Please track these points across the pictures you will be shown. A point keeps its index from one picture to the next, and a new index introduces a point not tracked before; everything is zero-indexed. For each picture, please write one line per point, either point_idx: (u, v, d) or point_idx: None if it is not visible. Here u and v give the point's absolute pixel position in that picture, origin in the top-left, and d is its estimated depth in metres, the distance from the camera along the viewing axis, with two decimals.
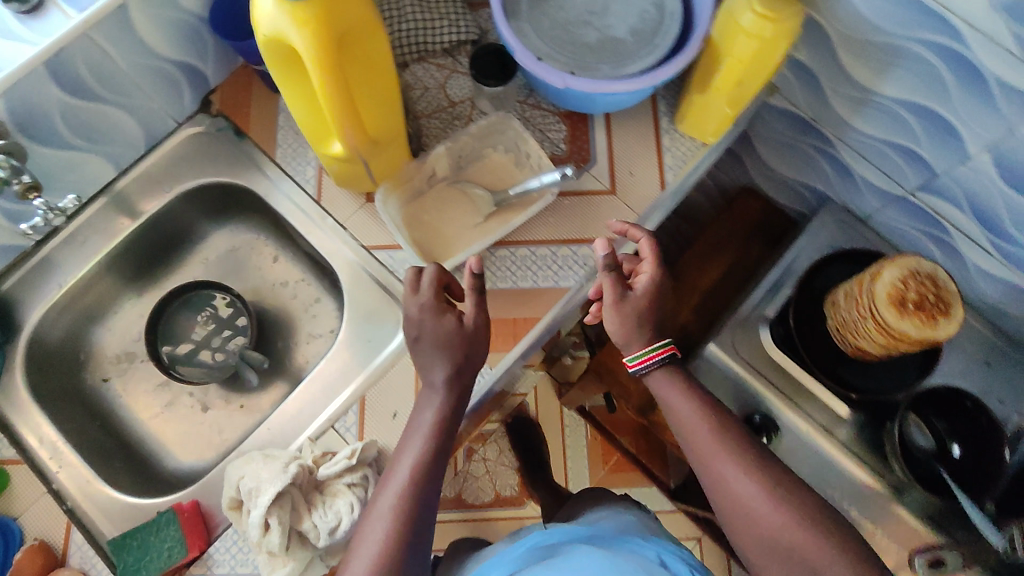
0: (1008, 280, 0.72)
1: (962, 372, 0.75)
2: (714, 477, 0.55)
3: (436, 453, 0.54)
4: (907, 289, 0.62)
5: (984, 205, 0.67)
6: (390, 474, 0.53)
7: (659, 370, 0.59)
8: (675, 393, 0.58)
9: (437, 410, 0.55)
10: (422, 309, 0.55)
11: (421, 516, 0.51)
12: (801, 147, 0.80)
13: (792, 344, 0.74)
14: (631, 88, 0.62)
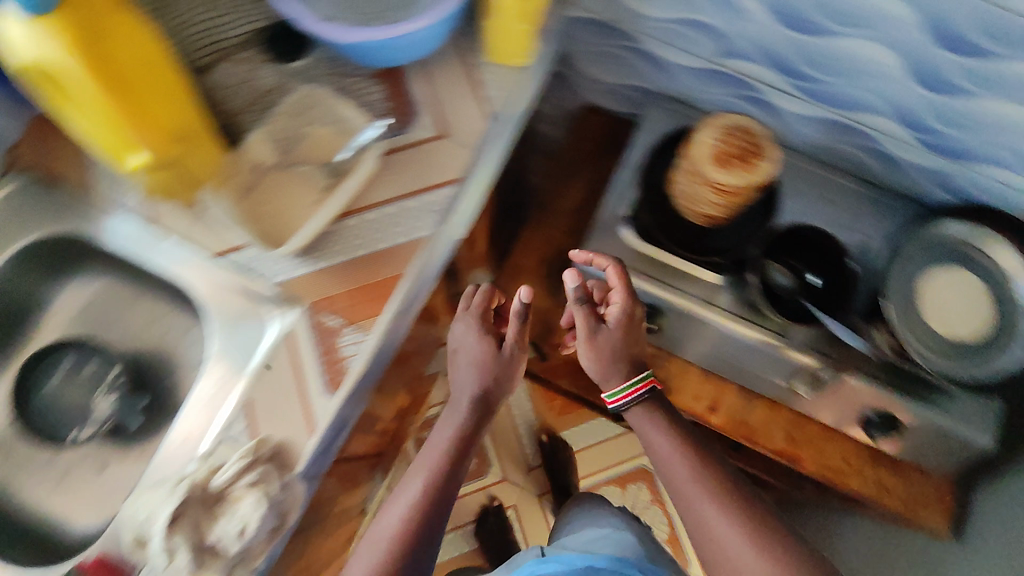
0: (819, 116, 0.79)
1: (804, 212, 0.81)
2: (690, 512, 0.68)
3: (448, 476, 0.72)
4: (725, 146, 0.67)
5: (771, 51, 0.72)
6: (422, 461, 0.74)
7: (638, 407, 0.76)
8: (649, 424, 0.74)
9: (464, 426, 0.76)
10: (467, 328, 0.80)
11: (426, 531, 0.69)
12: (614, 50, 0.84)
13: (654, 232, 0.78)
14: (428, 22, 0.64)
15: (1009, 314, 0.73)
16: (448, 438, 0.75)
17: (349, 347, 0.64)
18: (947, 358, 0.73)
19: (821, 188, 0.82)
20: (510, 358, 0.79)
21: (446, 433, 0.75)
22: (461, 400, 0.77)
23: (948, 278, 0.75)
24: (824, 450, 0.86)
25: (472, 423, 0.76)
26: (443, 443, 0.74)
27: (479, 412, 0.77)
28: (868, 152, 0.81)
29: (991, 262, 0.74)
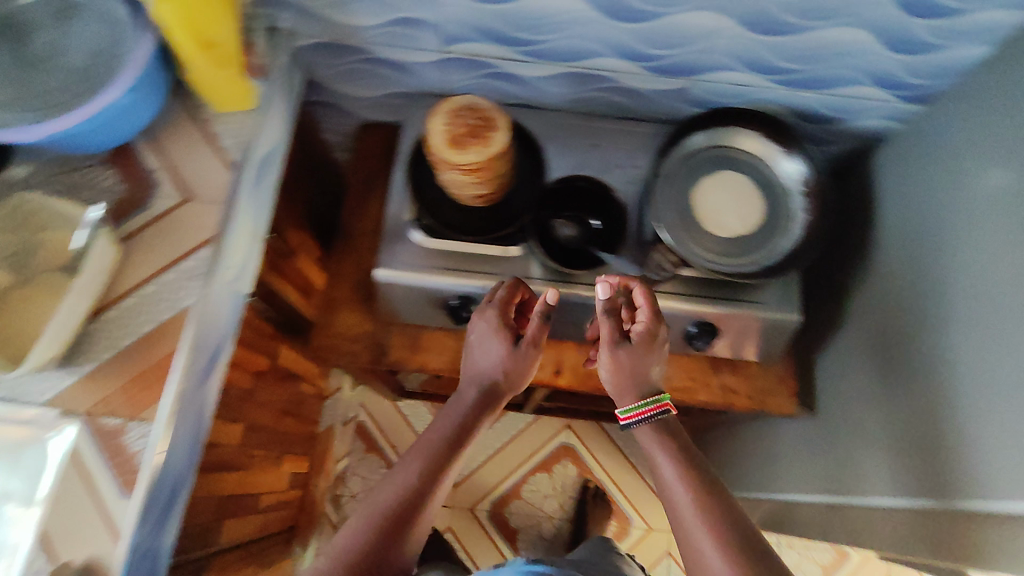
0: (558, 72, 0.79)
1: (579, 163, 0.83)
2: (691, 554, 0.59)
3: (436, 470, 0.68)
4: (456, 128, 0.67)
5: (480, 25, 0.72)
6: (417, 451, 0.70)
7: (644, 424, 0.68)
8: (656, 444, 0.67)
9: (463, 417, 0.73)
10: (490, 325, 0.74)
11: (405, 521, 0.63)
12: (356, 66, 0.82)
13: (441, 227, 0.77)
14: (116, 89, 0.62)
15: (775, 199, 0.79)
16: (450, 428, 0.72)
17: (137, 442, 0.61)
18: (734, 256, 0.77)
19: (589, 136, 0.84)
20: (526, 354, 0.75)
21: (449, 423, 0.73)
22: (469, 382, 0.76)
23: (720, 182, 0.80)
24: (671, 374, 0.86)
25: (476, 412, 0.74)
26: (445, 435, 0.71)
27: (480, 399, 0.74)
28: (617, 92, 0.82)
29: (751, 158, 0.80)
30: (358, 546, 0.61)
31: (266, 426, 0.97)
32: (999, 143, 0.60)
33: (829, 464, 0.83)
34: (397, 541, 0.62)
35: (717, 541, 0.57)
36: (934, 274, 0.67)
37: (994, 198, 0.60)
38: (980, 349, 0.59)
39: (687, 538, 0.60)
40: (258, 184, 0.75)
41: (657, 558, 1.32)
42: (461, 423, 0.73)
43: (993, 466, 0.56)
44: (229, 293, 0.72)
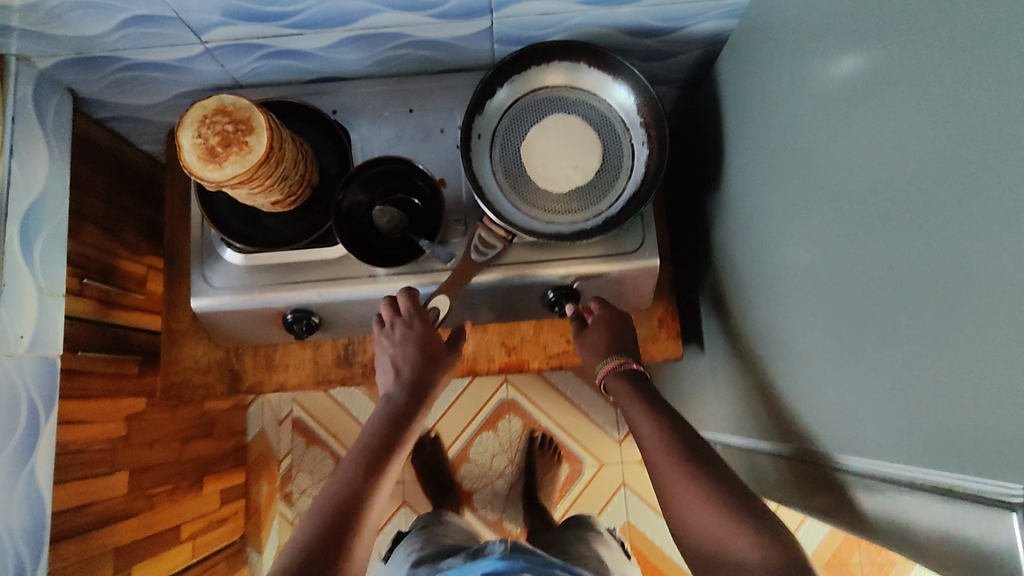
0: (342, 39, 0.67)
1: (399, 135, 0.74)
2: (680, 503, 0.57)
3: (370, 473, 0.62)
4: (208, 139, 0.58)
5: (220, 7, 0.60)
6: (352, 455, 0.64)
7: (612, 377, 0.68)
8: (633, 400, 0.66)
9: (394, 414, 0.67)
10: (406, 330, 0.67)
11: (347, 527, 0.58)
12: (120, 76, 0.71)
13: (249, 239, 0.70)
14: None
15: (611, 138, 0.70)
16: (384, 428, 0.66)
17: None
18: (573, 213, 0.69)
19: (403, 101, 0.75)
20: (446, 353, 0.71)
21: (381, 423, 0.67)
22: (393, 382, 0.70)
23: (550, 130, 0.70)
24: (546, 341, 0.81)
25: (408, 408, 0.68)
26: (376, 440, 0.65)
27: (411, 398, 0.69)
28: (421, 47, 0.70)
29: (579, 94, 0.71)
30: (299, 552, 0.55)
31: (164, 461, 0.94)
32: (822, 47, 0.51)
33: (723, 401, 0.80)
34: (340, 544, 0.56)
35: (705, 503, 0.56)
36: (781, 202, 0.60)
37: (825, 113, 0.52)
38: (821, 288, 0.54)
39: (675, 499, 0.58)
40: (31, 242, 0.67)
41: (614, 491, 1.33)
42: (393, 421, 0.67)
43: (846, 417, 0.52)
44: (31, 366, 0.66)
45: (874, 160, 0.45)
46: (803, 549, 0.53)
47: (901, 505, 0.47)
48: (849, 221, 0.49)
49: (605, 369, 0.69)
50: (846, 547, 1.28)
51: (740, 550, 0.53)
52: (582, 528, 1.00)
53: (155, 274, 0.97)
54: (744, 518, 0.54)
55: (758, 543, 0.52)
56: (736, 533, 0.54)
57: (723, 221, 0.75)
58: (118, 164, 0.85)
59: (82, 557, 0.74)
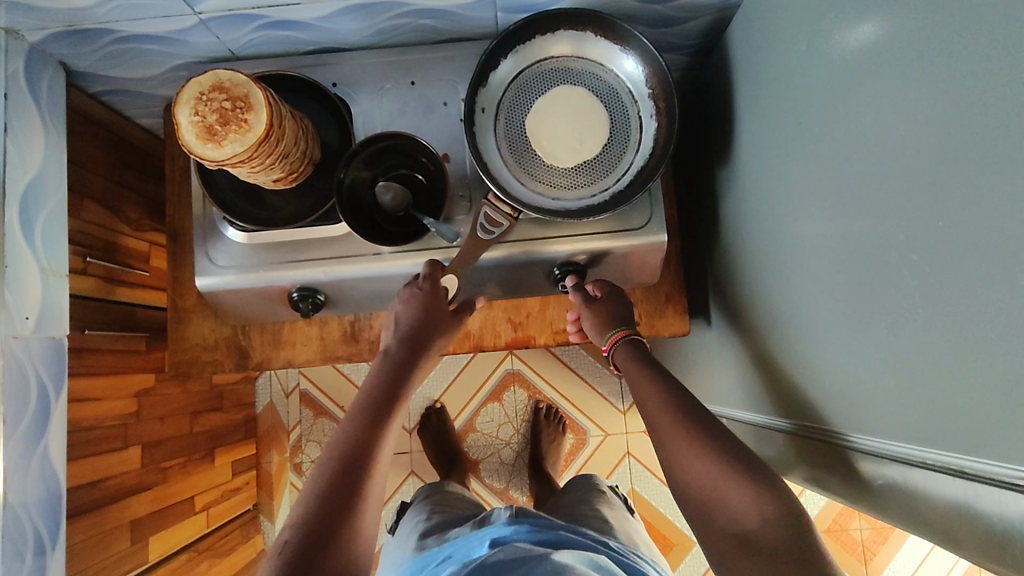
0: (340, 8, 0.65)
1: (401, 108, 0.72)
2: (676, 460, 0.58)
3: (375, 424, 0.63)
4: (205, 117, 0.56)
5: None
6: (354, 409, 0.65)
7: (621, 347, 0.69)
8: (632, 363, 0.67)
9: (394, 367, 0.68)
10: (414, 298, 0.67)
11: (357, 479, 0.59)
12: (113, 48, 0.69)
13: (252, 218, 0.69)
14: None
15: (619, 110, 0.68)
16: (385, 385, 0.67)
17: None
18: (580, 188, 0.68)
19: (404, 72, 0.72)
20: (449, 317, 0.70)
21: (381, 375, 0.68)
22: (391, 340, 0.70)
23: (556, 103, 0.68)
24: (552, 317, 0.80)
25: (406, 359, 0.69)
26: (378, 391, 0.66)
27: (411, 353, 0.69)
28: (420, 16, 0.68)
29: (586, 65, 0.68)
30: (312, 501, 0.56)
31: (175, 435, 0.95)
32: (837, 13, 0.49)
33: (729, 375, 0.80)
34: (351, 492, 0.57)
35: (703, 457, 0.56)
36: (790, 176, 0.59)
37: (837, 84, 0.50)
38: (829, 266, 0.53)
39: (676, 457, 0.58)
40: (32, 222, 0.66)
41: (618, 460, 1.35)
42: (392, 378, 0.68)
43: (851, 395, 0.52)
44: (39, 348, 0.66)
45: (888, 137, 0.44)
46: (793, 516, 0.52)
47: (903, 482, 0.48)
48: (860, 199, 0.48)
49: (610, 342, 0.70)
50: (846, 514, 1.30)
51: (737, 501, 0.53)
52: (588, 492, 1.00)
53: (158, 250, 0.95)
54: (735, 468, 0.55)
55: (756, 497, 0.53)
56: (731, 484, 0.54)
57: (730, 195, 0.73)
58: (114, 139, 0.84)
59: (99, 530, 0.76)
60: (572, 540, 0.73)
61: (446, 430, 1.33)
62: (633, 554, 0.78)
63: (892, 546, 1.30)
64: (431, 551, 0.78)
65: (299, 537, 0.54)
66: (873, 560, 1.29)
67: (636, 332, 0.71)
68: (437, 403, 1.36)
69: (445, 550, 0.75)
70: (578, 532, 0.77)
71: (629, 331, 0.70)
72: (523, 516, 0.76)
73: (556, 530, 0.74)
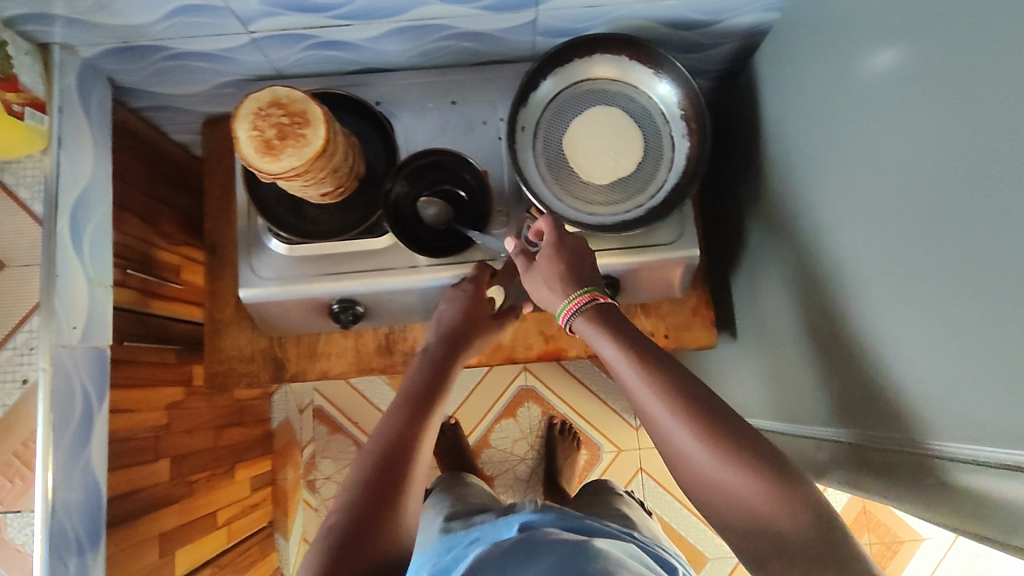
0: (388, 30, 0.68)
1: (442, 126, 0.75)
2: (670, 449, 0.53)
3: (415, 416, 0.64)
4: (264, 131, 0.58)
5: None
6: (395, 401, 0.66)
7: (580, 318, 0.60)
8: (596, 331, 0.59)
9: (434, 362, 0.69)
10: (459, 301, 0.70)
11: (399, 468, 0.58)
12: (164, 66, 0.71)
13: (297, 231, 0.71)
14: None
15: (652, 130, 0.71)
16: (425, 378, 0.68)
17: (21, 536, 0.61)
18: (615, 204, 0.70)
19: (445, 92, 0.75)
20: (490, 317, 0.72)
21: (421, 370, 0.69)
22: (431, 337, 0.72)
23: (592, 123, 0.71)
24: None
25: (447, 357, 0.70)
26: (418, 386, 0.67)
27: (450, 349, 0.70)
28: (464, 38, 0.71)
29: (621, 87, 0.71)
30: (357, 489, 0.56)
31: (201, 448, 0.95)
32: (877, 40, 0.53)
33: (760, 385, 0.81)
34: (395, 482, 0.57)
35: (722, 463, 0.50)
36: (828, 192, 0.62)
37: (878, 106, 0.53)
38: (875, 277, 0.56)
39: (697, 472, 0.52)
40: (82, 232, 0.68)
41: (631, 476, 1.36)
42: (433, 373, 0.69)
43: (898, 399, 0.54)
44: (84, 358, 0.66)
45: (935, 152, 0.47)
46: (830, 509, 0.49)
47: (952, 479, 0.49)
48: (907, 212, 0.50)
49: (572, 308, 0.60)
50: (857, 528, 1.31)
51: (751, 492, 0.49)
52: (608, 492, 1.01)
53: (190, 264, 0.97)
54: (750, 457, 0.50)
55: (771, 488, 0.49)
56: (743, 475, 0.49)
57: (758, 211, 0.76)
58: (153, 153, 0.85)
59: (133, 540, 0.75)
60: (601, 529, 0.73)
61: (461, 445, 1.32)
62: (658, 546, 0.80)
63: (905, 557, 1.31)
64: (458, 535, 0.77)
65: (345, 522, 0.54)
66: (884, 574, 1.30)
67: (604, 295, 0.60)
68: (452, 418, 1.36)
69: (473, 532, 0.75)
70: (604, 523, 0.77)
71: (594, 295, 0.60)
72: (548, 509, 0.75)
73: (582, 520, 0.74)
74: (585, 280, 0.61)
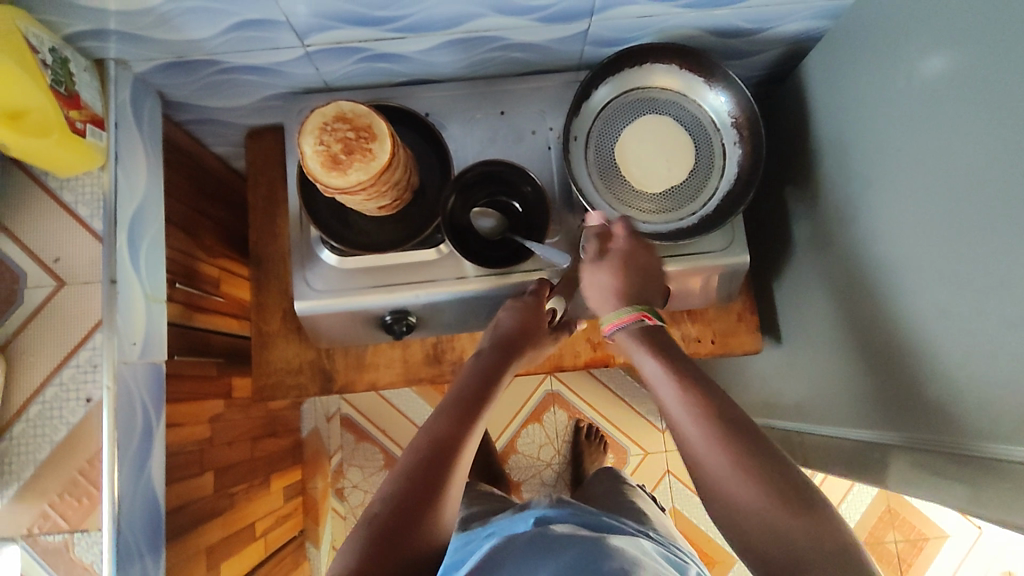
0: (441, 42, 0.68)
1: (491, 137, 0.75)
2: (689, 456, 0.54)
3: (464, 419, 0.61)
4: (330, 146, 0.59)
5: (331, 11, 0.60)
6: (443, 403, 0.63)
7: (627, 333, 0.63)
8: (641, 350, 0.62)
9: (486, 366, 0.67)
10: (518, 313, 0.69)
11: (442, 471, 0.56)
12: (215, 80, 0.71)
13: (348, 241, 0.71)
14: None
15: (703, 138, 0.72)
16: (476, 380, 0.65)
17: (88, 555, 0.60)
18: (667, 212, 0.71)
19: (494, 103, 0.75)
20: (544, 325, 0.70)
21: (472, 374, 0.66)
22: (486, 340, 0.70)
23: (643, 131, 0.72)
24: None
25: (501, 361, 0.67)
26: (470, 387, 0.64)
27: (503, 354, 0.68)
28: (514, 49, 0.71)
29: (670, 95, 0.72)
30: (396, 490, 0.54)
31: (240, 460, 0.95)
32: (932, 48, 0.53)
33: (804, 389, 0.82)
34: (435, 483, 0.55)
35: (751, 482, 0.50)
36: (879, 199, 0.62)
37: (933, 111, 0.54)
38: (927, 282, 0.57)
39: (716, 487, 0.52)
40: (137, 247, 0.67)
41: (658, 478, 1.37)
42: (483, 377, 0.66)
43: (947, 405, 0.55)
44: (143, 373, 0.66)
45: (997, 162, 0.47)
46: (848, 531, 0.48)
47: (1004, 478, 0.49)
48: (966, 219, 0.51)
49: (621, 321, 0.64)
50: (882, 526, 1.33)
51: (758, 507, 0.50)
52: (613, 481, 1.00)
53: (227, 276, 0.96)
54: (769, 473, 0.51)
55: (779, 505, 0.49)
56: (755, 487, 0.50)
57: (804, 217, 0.77)
58: (194, 165, 0.85)
59: (185, 556, 0.75)
60: (619, 526, 0.72)
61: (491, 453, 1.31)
62: (676, 546, 0.78)
63: (929, 556, 1.32)
64: (473, 530, 0.76)
65: (386, 516, 0.52)
66: (909, 572, 1.32)
67: (654, 314, 0.64)
68: None
69: (489, 527, 0.74)
70: (622, 521, 0.76)
71: (644, 315, 0.63)
72: (565, 504, 0.73)
73: (599, 518, 0.72)
74: (640, 298, 0.65)
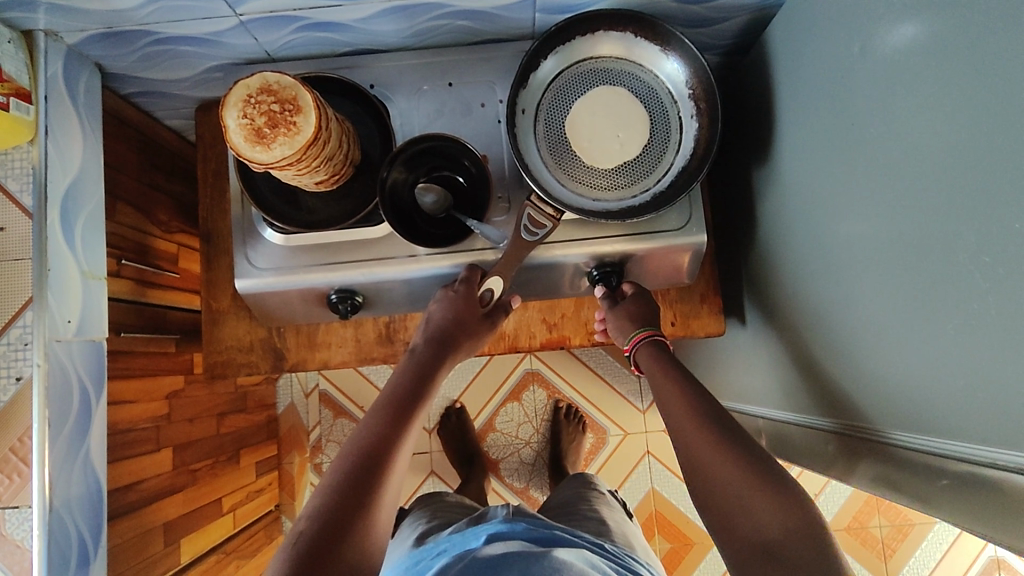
0: (380, 10, 0.64)
1: (439, 109, 0.72)
2: (704, 478, 0.56)
3: (398, 421, 0.61)
4: (254, 119, 0.56)
5: None
6: (375, 405, 0.63)
7: (643, 347, 0.69)
8: (654, 391, 0.65)
9: (419, 365, 0.67)
10: (451, 301, 0.68)
11: (377, 472, 0.56)
12: (152, 52, 0.69)
13: (290, 219, 0.69)
14: None
15: (659, 112, 0.68)
16: (410, 379, 0.66)
17: (18, 531, 0.61)
18: (620, 188, 0.68)
19: (442, 74, 0.73)
20: (482, 320, 0.70)
21: (406, 372, 0.67)
22: (418, 337, 0.70)
23: (596, 103, 0.68)
24: (586, 317, 0.81)
25: (433, 360, 0.68)
26: (400, 388, 0.65)
27: (436, 352, 0.68)
28: (461, 17, 0.67)
29: (625, 66, 0.68)
30: (332, 491, 0.54)
31: (204, 437, 0.95)
32: (891, 13, 0.49)
33: (764, 373, 0.80)
34: (371, 483, 0.55)
35: (767, 503, 0.52)
36: (835, 177, 0.59)
37: (889, 82, 0.50)
38: (879, 268, 0.53)
39: (727, 510, 0.53)
40: (71, 223, 0.66)
41: (638, 458, 1.36)
42: (417, 376, 0.67)
43: (902, 397, 0.52)
44: (81, 351, 0.66)
45: (945, 141, 0.44)
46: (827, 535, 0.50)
47: (960, 482, 0.47)
48: (914, 200, 0.48)
49: (634, 341, 0.70)
50: (866, 511, 1.31)
51: (761, 514, 0.51)
52: (584, 487, 1.00)
53: (185, 251, 0.95)
54: (769, 487, 0.52)
55: (780, 510, 0.51)
56: (760, 498, 0.52)
57: (767, 195, 0.73)
58: (145, 140, 0.84)
59: (136, 532, 0.76)
60: (568, 541, 0.71)
61: (468, 429, 1.34)
62: (628, 557, 0.77)
63: (913, 543, 1.30)
64: (428, 544, 0.77)
65: (313, 530, 0.51)
66: (892, 557, 1.30)
67: (661, 335, 0.71)
68: (456, 403, 1.36)
69: (445, 539, 0.76)
70: (575, 534, 0.75)
71: (651, 333, 0.70)
72: (520, 515, 0.76)
73: (551, 527, 0.74)
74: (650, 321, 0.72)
